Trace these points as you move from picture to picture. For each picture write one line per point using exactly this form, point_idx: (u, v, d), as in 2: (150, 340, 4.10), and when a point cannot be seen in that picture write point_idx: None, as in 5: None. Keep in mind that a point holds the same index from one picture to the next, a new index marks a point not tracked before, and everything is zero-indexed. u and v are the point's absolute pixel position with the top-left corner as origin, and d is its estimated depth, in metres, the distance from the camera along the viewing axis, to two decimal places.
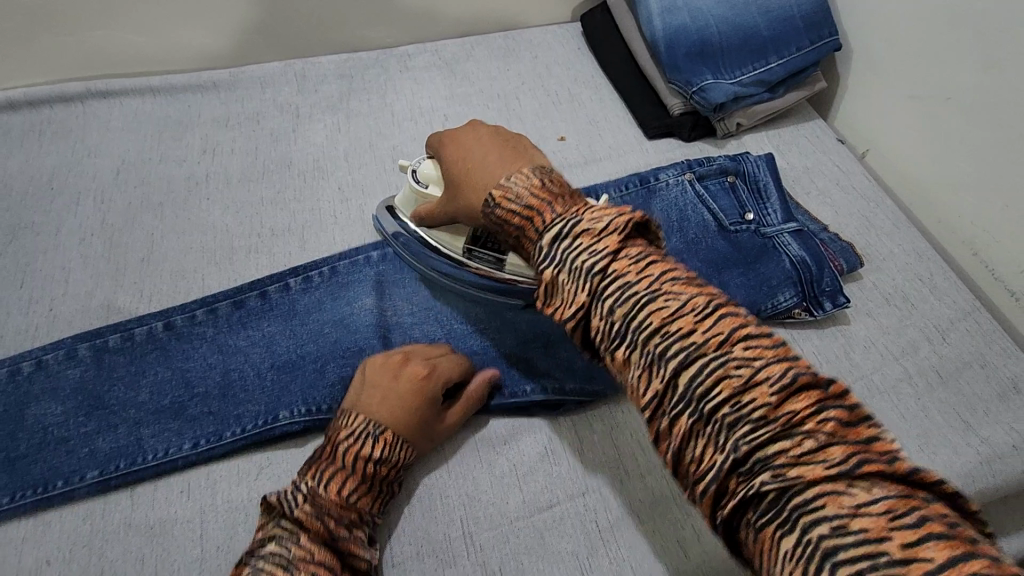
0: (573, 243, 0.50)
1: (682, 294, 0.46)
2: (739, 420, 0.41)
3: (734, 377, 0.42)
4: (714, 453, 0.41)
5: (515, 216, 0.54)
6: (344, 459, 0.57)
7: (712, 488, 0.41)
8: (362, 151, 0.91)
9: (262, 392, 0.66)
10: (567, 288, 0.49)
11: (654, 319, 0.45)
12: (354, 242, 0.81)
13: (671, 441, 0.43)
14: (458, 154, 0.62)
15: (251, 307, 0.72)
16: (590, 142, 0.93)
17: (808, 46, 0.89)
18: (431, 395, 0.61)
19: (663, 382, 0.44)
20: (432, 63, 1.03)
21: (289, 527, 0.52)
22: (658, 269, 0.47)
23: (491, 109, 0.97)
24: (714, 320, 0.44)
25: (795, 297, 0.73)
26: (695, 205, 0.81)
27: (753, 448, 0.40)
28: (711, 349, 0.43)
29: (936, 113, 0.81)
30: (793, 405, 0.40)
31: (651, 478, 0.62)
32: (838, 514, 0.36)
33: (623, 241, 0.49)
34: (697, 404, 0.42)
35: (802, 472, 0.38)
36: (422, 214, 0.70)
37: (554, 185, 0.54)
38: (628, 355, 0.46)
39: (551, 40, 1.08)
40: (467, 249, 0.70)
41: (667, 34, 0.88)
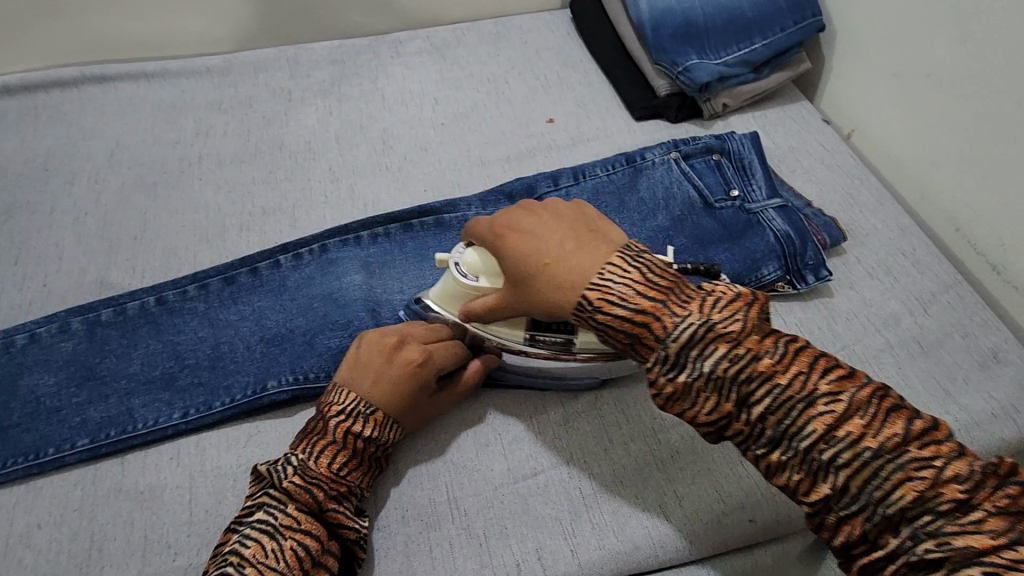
0: (707, 352, 0.46)
1: (839, 393, 0.43)
2: (904, 502, 0.40)
3: (888, 461, 0.41)
4: (889, 538, 0.41)
5: (624, 322, 0.49)
6: (335, 433, 0.57)
7: (872, 563, 0.42)
8: (353, 134, 0.92)
9: (251, 364, 0.67)
10: (705, 399, 0.46)
11: (817, 424, 0.43)
12: (344, 220, 0.82)
13: (838, 534, 0.43)
14: (527, 244, 0.53)
15: (242, 282, 0.73)
16: (578, 124, 0.94)
17: (792, 26, 0.90)
18: (426, 378, 0.61)
19: (832, 487, 0.43)
20: (423, 48, 1.04)
21: (277, 496, 0.54)
22: (796, 359, 0.45)
23: (481, 93, 0.98)
24: (883, 418, 0.42)
25: (778, 270, 0.74)
26: (680, 182, 0.82)
27: (910, 525, 0.40)
28: (886, 448, 0.42)
29: (916, 90, 0.82)
30: (945, 478, 0.40)
31: (634, 445, 0.63)
32: (994, 562, 0.37)
33: (761, 337, 0.46)
34: (870, 501, 0.41)
35: (970, 541, 0.38)
36: (474, 312, 0.59)
37: (659, 278, 0.49)
38: (785, 458, 0.44)
39: (541, 26, 1.09)
40: (530, 337, 0.60)
41: (653, 15, 0.90)
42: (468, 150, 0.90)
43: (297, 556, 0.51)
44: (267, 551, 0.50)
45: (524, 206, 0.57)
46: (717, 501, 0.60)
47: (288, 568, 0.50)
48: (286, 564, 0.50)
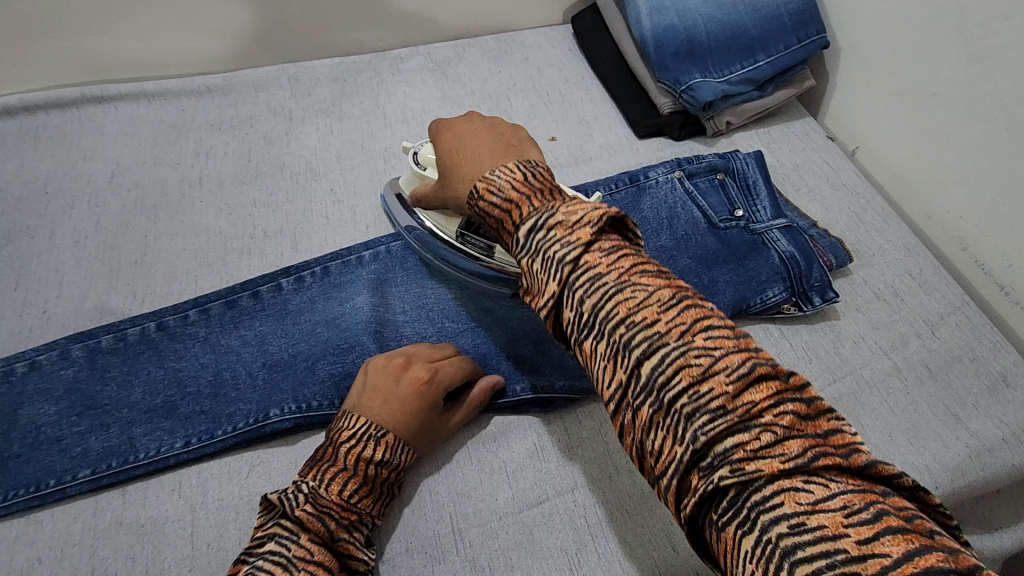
0: (545, 234, 0.47)
1: (649, 287, 0.44)
2: (679, 395, 0.40)
3: (679, 351, 0.41)
4: (673, 443, 0.40)
5: (496, 209, 0.51)
6: (345, 460, 0.56)
7: (667, 484, 0.40)
8: (355, 153, 0.91)
9: (253, 391, 0.66)
10: (538, 277, 0.47)
11: (682, 375, 0.40)
12: (346, 242, 0.81)
13: (640, 436, 0.41)
14: (452, 141, 0.61)
15: (243, 307, 0.72)
16: (580, 142, 0.94)
17: (795, 44, 0.89)
18: (434, 396, 0.61)
19: (627, 371, 0.42)
20: (424, 65, 1.04)
21: (288, 527, 0.51)
22: (623, 258, 0.46)
23: (482, 110, 0.98)
24: (679, 309, 0.42)
25: (784, 292, 0.73)
26: (684, 202, 0.81)
27: (696, 429, 0.38)
28: (748, 415, 0.38)
29: (921, 109, 0.82)
30: (731, 379, 0.39)
31: (639, 472, 0.63)
32: (797, 513, 0.35)
33: (597, 232, 0.47)
34: (657, 394, 0.40)
35: (760, 466, 0.37)
36: (418, 196, 0.71)
37: (537, 180, 0.51)
38: (595, 344, 0.44)
39: (542, 42, 1.09)
40: (461, 234, 0.71)
41: (656, 33, 0.89)
42: None
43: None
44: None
45: (467, 117, 0.64)
46: None
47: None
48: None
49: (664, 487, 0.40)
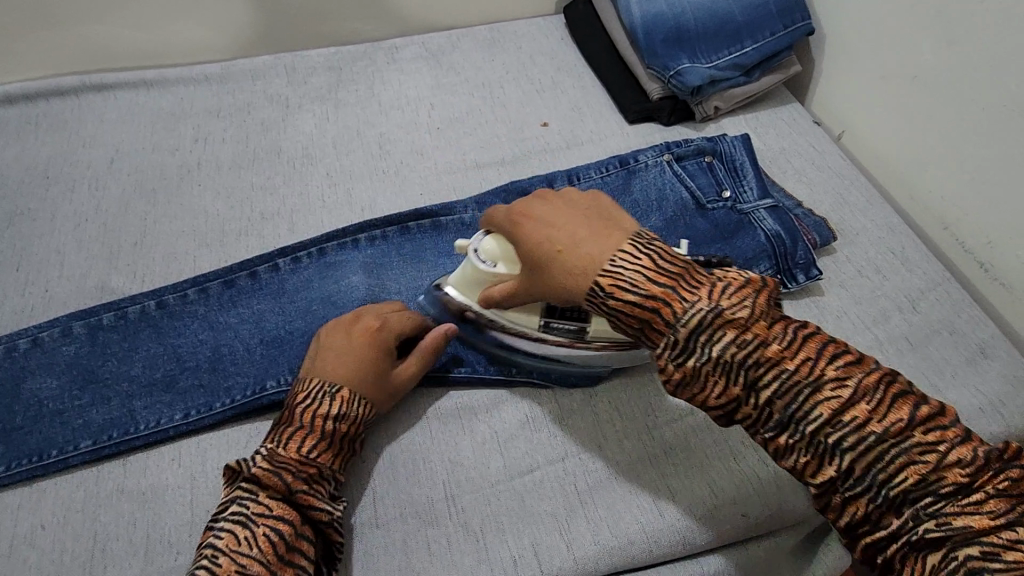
0: (718, 342, 0.48)
1: (847, 378, 0.47)
2: (903, 484, 0.45)
3: (898, 449, 0.45)
4: (894, 520, 0.45)
5: (634, 307, 0.51)
6: (302, 419, 0.58)
7: (871, 537, 0.47)
8: (350, 139, 0.93)
9: (251, 366, 0.68)
10: (713, 383, 0.49)
11: (907, 472, 0.45)
12: (342, 224, 0.83)
13: (843, 516, 0.47)
14: (542, 232, 0.56)
15: (241, 286, 0.74)
16: (572, 127, 0.96)
17: (781, 30, 0.91)
18: (382, 348, 0.63)
19: (837, 470, 0.46)
20: (419, 54, 1.06)
21: (248, 484, 0.54)
22: (805, 347, 0.48)
23: (476, 97, 1.00)
24: (887, 402, 0.46)
25: (769, 269, 0.75)
26: (673, 184, 0.83)
27: (915, 509, 0.44)
28: (892, 435, 0.45)
29: (903, 92, 0.84)
30: (940, 461, 0.44)
31: (628, 441, 0.64)
32: (996, 545, 0.42)
33: (768, 322, 0.49)
34: (866, 478, 0.46)
35: (973, 523, 0.43)
36: (496, 296, 0.62)
37: (667, 268, 0.51)
38: (793, 441, 0.48)
39: (535, 31, 1.11)
40: (545, 324, 0.64)
41: (645, 21, 0.92)
42: (464, 154, 0.92)
43: (269, 542, 0.51)
44: (240, 540, 0.50)
45: (546, 203, 0.59)
46: (710, 497, 0.61)
47: (263, 554, 0.50)
48: (260, 551, 0.50)
49: (864, 541, 0.47)
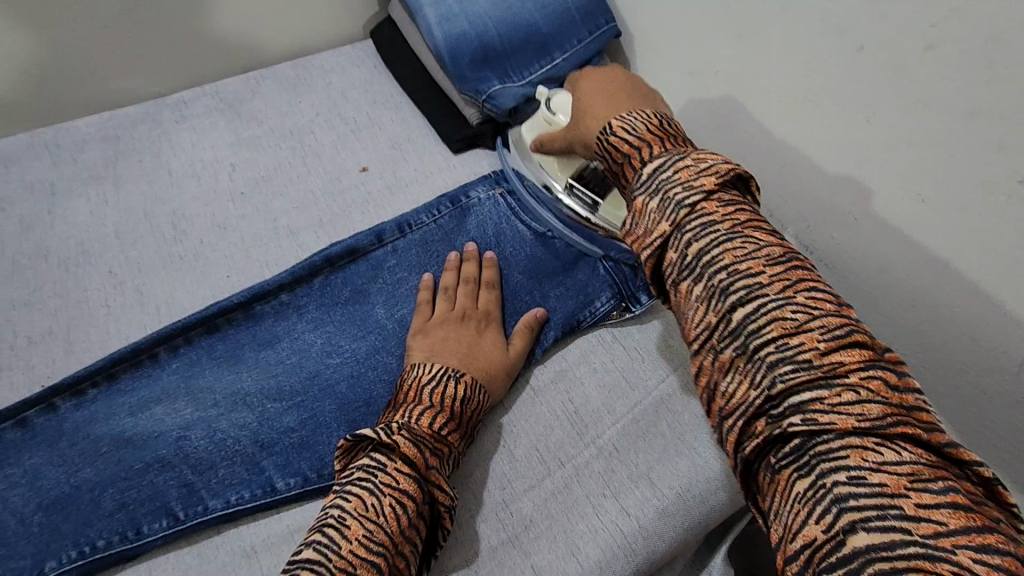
0: (669, 176, 0.50)
1: (762, 242, 0.47)
2: (772, 345, 0.43)
3: (779, 305, 0.44)
4: (752, 390, 0.43)
5: (625, 144, 0.56)
6: (431, 398, 0.59)
7: (737, 416, 0.44)
8: (136, 223, 0.80)
9: (26, 545, 0.56)
10: (650, 218, 0.50)
11: (728, 256, 0.46)
12: (133, 332, 0.71)
13: (713, 373, 0.46)
14: (592, 88, 0.66)
15: (9, 442, 0.62)
16: (394, 167, 0.89)
17: (588, 36, 0.88)
18: (490, 330, 0.69)
19: (719, 316, 0.45)
20: (213, 107, 0.94)
21: (381, 452, 0.55)
22: (740, 211, 0.49)
23: (283, 148, 0.90)
24: (791, 269, 0.45)
25: (610, 301, 0.74)
26: (509, 219, 0.80)
27: (777, 376, 0.42)
28: (784, 291, 0.44)
29: (710, 88, 0.83)
30: (826, 338, 0.42)
31: (484, 524, 0.60)
32: (860, 466, 0.38)
33: (725, 185, 0.50)
34: (701, 269, 0.47)
35: (836, 421, 0.39)
36: (542, 138, 0.75)
37: (661, 127, 0.56)
38: (692, 287, 0.47)
39: (344, 62, 1.02)
40: (568, 185, 0.76)
41: (449, 42, 0.85)
42: (274, 220, 0.82)
43: (395, 515, 0.51)
44: (368, 506, 0.51)
45: (613, 68, 0.68)
46: (576, 567, 0.57)
47: (389, 525, 0.50)
48: (387, 521, 0.50)
49: (731, 422, 0.44)
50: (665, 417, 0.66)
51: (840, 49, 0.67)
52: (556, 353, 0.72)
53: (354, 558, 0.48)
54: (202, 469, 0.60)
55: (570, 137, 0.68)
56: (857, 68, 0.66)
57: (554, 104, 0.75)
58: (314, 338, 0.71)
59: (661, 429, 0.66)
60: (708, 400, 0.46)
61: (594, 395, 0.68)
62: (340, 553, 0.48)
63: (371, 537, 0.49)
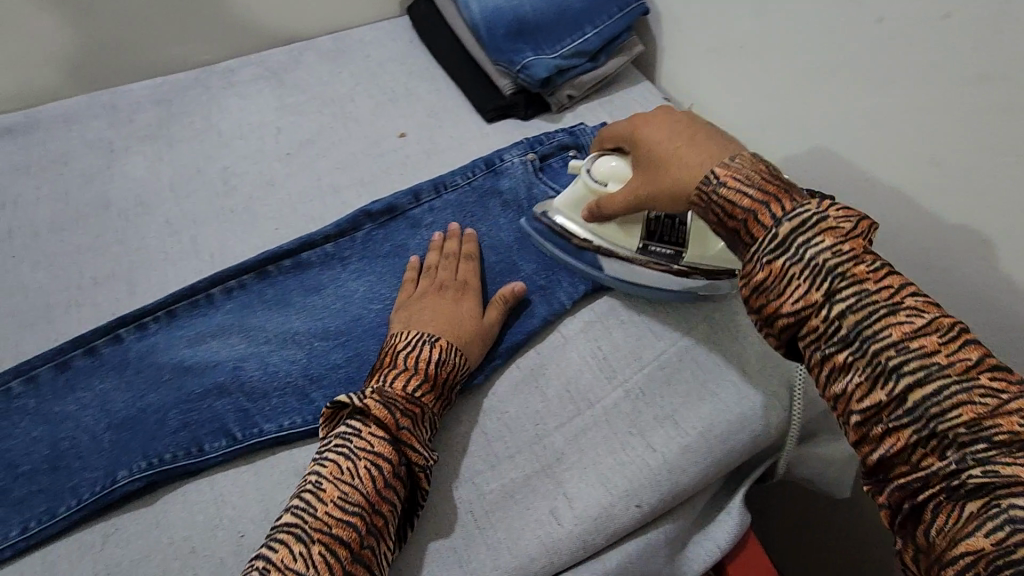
0: (814, 238, 0.47)
1: (926, 313, 0.44)
2: (956, 422, 0.41)
3: (957, 384, 0.42)
4: (933, 459, 0.42)
5: (745, 198, 0.51)
6: (405, 362, 0.63)
7: (904, 479, 0.43)
8: (189, 179, 0.85)
9: (98, 456, 0.61)
10: (795, 284, 0.47)
11: (894, 330, 0.44)
12: (189, 276, 0.76)
13: (878, 446, 0.44)
14: (659, 137, 0.61)
15: (79, 367, 0.66)
16: (430, 134, 0.93)
17: (618, 13, 0.92)
18: (468, 298, 0.71)
19: (889, 394, 0.43)
20: (258, 74, 0.99)
21: (357, 420, 0.58)
22: (893, 277, 0.46)
23: (325, 114, 0.94)
24: (961, 343, 0.43)
25: None
26: (541, 181, 0.84)
27: (965, 452, 0.41)
28: (954, 368, 0.42)
29: (735, 61, 0.87)
30: (1011, 414, 0.41)
31: (519, 455, 0.65)
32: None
33: (865, 244, 0.48)
34: (864, 343, 0.44)
35: (1018, 472, 0.39)
36: (598, 209, 0.69)
37: (776, 177, 0.52)
38: (852, 360, 0.45)
39: (382, 36, 1.06)
40: (642, 246, 0.71)
41: (485, 16, 0.90)
42: (318, 179, 0.86)
43: (371, 476, 0.55)
44: (344, 471, 0.54)
45: (659, 112, 0.65)
46: (604, 495, 0.62)
47: (364, 486, 0.54)
48: (361, 483, 0.54)
49: (897, 485, 0.43)
50: (689, 366, 0.70)
51: (861, 19, 0.69)
52: (586, 306, 0.76)
53: (329, 520, 0.51)
54: (256, 397, 0.65)
55: (642, 196, 0.62)
56: (877, 37, 0.69)
57: (599, 172, 0.69)
58: (357, 285, 0.75)
59: (685, 375, 0.69)
60: (872, 466, 0.45)
61: (623, 344, 0.72)
62: (316, 515, 0.51)
63: (346, 498, 0.53)
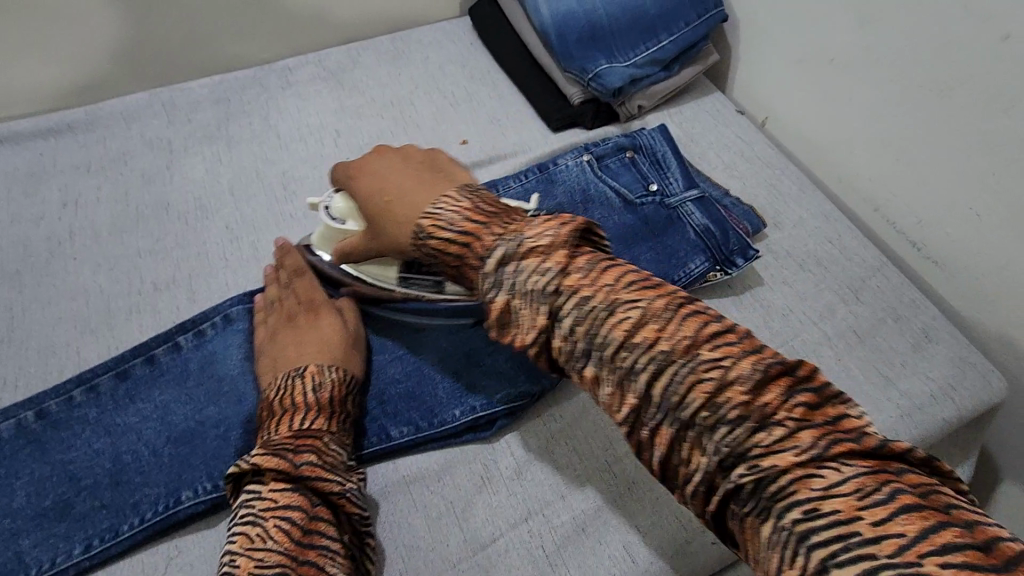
0: (523, 268, 0.47)
1: (639, 299, 0.44)
2: (696, 411, 0.40)
3: (686, 367, 0.41)
4: (698, 456, 0.40)
5: (451, 243, 0.52)
6: (281, 406, 0.59)
7: (692, 489, 0.41)
8: (248, 182, 0.83)
9: (160, 472, 0.59)
10: (524, 314, 0.47)
11: (619, 332, 0.43)
12: (248, 284, 0.74)
13: (653, 452, 0.43)
14: (375, 184, 0.58)
15: (138, 377, 0.65)
16: (492, 141, 0.89)
17: (696, 19, 0.87)
18: (323, 315, 0.65)
19: (637, 396, 0.43)
20: (316, 75, 0.97)
21: (254, 482, 0.53)
22: (604, 271, 0.46)
23: (385, 119, 0.92)
24: (678, 321, 0.43)
25: (705, 263, 0.74)
26: (598, 183, 0.80)
27: (716, 442, 0.39)
28: (676, 353, 0.41)
29: (820, 74, 0.82)
30: (742, 385, 0.39)
31: (594, 485, 0.61)
32: (810, 498, 0.35)
33: (571, 249, 0.48)
34: (597, 352, 0.45)
35: (775, 462, 0.37)
36: (343, 252, 0.64)
37: (486, 209, 0.53)
38: (599, 372, 0.45)
39: (442, 38, 1.03)
40: (403, 278, 0.65)
41: (556, 20, 0.87)
42: None
43: (283, 530, 0.49)
44: (254, 537, 0.49)
45: (380, 154, 0.62)
46: (679, 530, 0.58)
47: (280, 544, 0.48)
48: (275, 542, 0.48)
49: (690, 493, 0.41)
50: None
51: (980, 36, 0.64)
52: None
53: None
54: None
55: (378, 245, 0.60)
56: (1000, 58, 0.63)
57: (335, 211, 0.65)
58: None
59: None
60: (657, 472, 0.43)
61: None
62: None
63: (263, 564, 0.47)
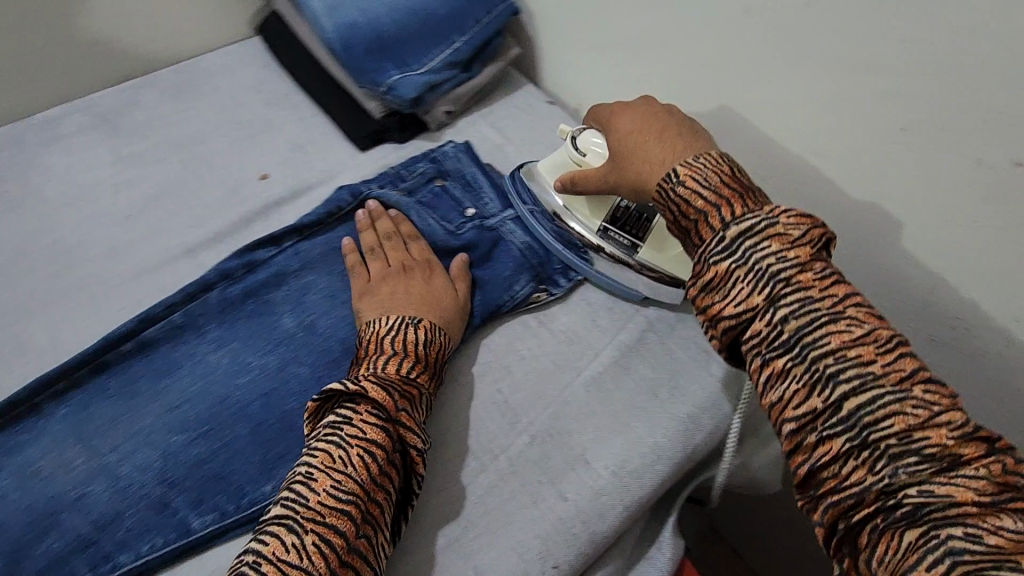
0: (760, 246, 0.47)
1: (866, 323, 0.44)
2: (891, 432, 0.41)
3: (894, 395, 0.41)
4: (865, 473, 0.41)
5: (699, 200, 0.52)
6: (393, 346, 0.60)
7: (838, 494, 0.42)
8: (8, 262, 0.72)
9: None
10: (738, 288, 0.47)
11: (833, 337, 0.44)
12: (14, 384, 0.64)
13: (810, 457, 0.43)
14: (638, 126, 0.62)
15: None
16: (296, 172, 0.83)
17: (486, 16, 0.85)
18: (435, 277, 0.68)
19: (826, 400, 0.43)
20: (87, 124, 0.85)
21: (346, 406, 0.54)
22: (838, 286, 0.46)
23: (172, 162, 0.83)
24: (898, 354, 0.43)
25: (530, 282, 0.71)
26: (415, 214, 0.74)
27: (902, 465, 0.40)
28: (890, 379, 0.42)
29: (614, 58, 0.81)
30: (946, 428, 0.40)
31: (431, 530, 0.57)
32: (975, 525, 0.37)
33: (814, 254, 0.47)
34: (803, 349, 0.44)
35: (954, 492, 0.38)
36: (574, 180, 0.68)
37: (736, 181, 0.52)
38: (789, 365, 0.44)
39: (233, 63, 0.95)
40: (603, 230, 0.70)
41: (341, 35, 0.81)
42: (167, 242, 0.75)
43: (365, 463, 0.50)
44: (336, 458, 0.50)
45: (643, 102, 0.64)
46: (517, 562, 0.55)
47: (358, 474, 0.49)
48: (355, 471, 0.50)
49: (833, 497, 0.42)
50: (597, 398, 0.65)
51: (727, 12, 0.65)
52: (481, 343, 0.69)
53: (324, 508, 0.47)
54: (104, 525, 0.55)
55: (614, 182, 0.63)
56: (746, 30, 0.64)
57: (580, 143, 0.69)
58: (220, 359, 0.64)
59: (595, 410, 0.64)
60: (801, 476, 0.44)
61: (524, 384, 0.66)
62: (308, 505, 0.47)
63: (339, 486, 0.48)
